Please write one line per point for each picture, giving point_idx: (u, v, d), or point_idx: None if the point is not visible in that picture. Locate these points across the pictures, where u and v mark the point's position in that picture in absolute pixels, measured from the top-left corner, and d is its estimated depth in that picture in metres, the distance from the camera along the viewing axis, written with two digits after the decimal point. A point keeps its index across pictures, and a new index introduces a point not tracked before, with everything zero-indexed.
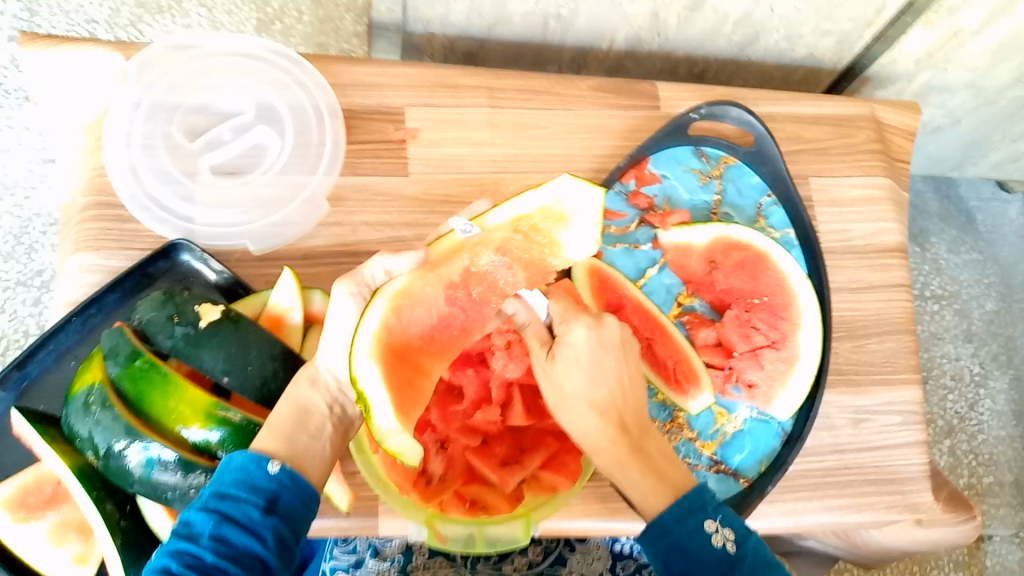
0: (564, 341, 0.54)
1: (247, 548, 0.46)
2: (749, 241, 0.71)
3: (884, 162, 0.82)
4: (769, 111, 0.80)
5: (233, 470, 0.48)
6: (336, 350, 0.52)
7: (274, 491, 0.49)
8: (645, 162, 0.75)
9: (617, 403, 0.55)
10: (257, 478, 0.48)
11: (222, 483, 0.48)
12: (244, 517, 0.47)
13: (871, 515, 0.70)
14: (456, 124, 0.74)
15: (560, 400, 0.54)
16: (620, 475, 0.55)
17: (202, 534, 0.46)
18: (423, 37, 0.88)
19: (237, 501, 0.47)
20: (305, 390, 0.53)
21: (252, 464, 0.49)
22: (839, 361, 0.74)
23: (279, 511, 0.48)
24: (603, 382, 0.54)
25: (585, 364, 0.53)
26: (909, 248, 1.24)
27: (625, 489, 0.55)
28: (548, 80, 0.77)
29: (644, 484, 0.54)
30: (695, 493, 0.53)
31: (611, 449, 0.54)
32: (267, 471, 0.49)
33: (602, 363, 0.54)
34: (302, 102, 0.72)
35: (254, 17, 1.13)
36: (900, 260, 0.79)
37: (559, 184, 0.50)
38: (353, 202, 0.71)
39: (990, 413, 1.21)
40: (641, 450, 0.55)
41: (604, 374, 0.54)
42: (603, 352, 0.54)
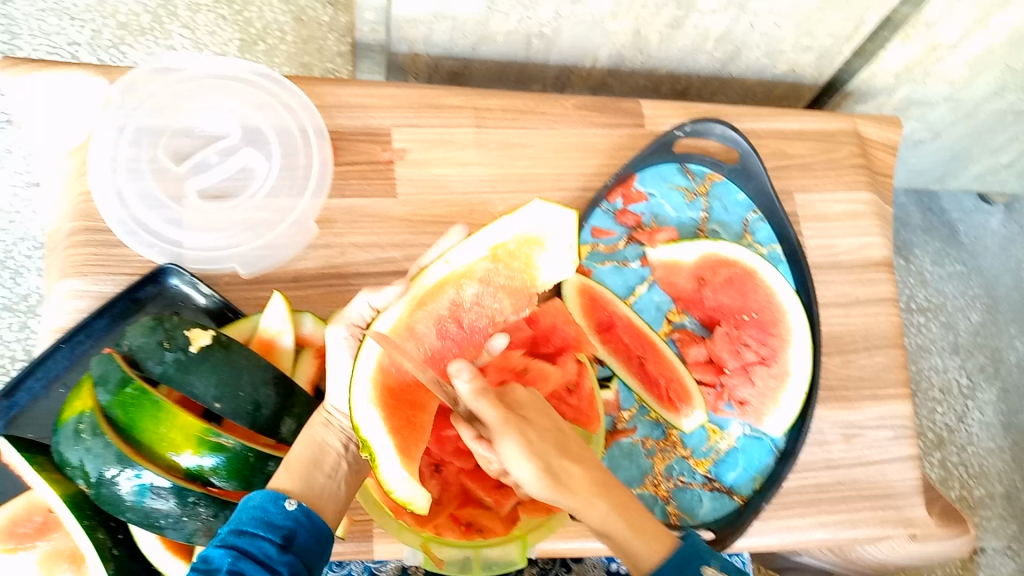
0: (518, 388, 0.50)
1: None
2: (737, 258, 0.71)
3: (868, 177, 0.83)
4: (753, 127, 0.81)
5: (250, 508, 0.48)
6: (340, 388, 0.53)
7: (292, 530, 0.49)
8: (631, 180, 0.75)
9: (591, 447, 0.52)
10: (275, 515, 0.49)
11: (240, 520, 0.48)
12: (261, 553, 0.47)
13: (865, 530, 0.71)
14: (443, 144, 0.75)
15: (550, 448, 0.48)
16: (620, 528, 0.51)
17: (219, 569, 0.46)
18: (408, 57, 0.88)
19: (255, 537, 0.47)
20: (320, 431, 0.53)
21: (271, 502, 0.49)
22: (829, 376, 0.75)
23: (295, 549, 0.48)
24: (568, 424, 0.51)
25: (544, 400, 0.50)
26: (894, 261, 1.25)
27: (630, 543, 0.51)
28: (534, 99, 0.78)
29: (642, 530, 0.52)
30: (688, 545, 0.54)
31: (605, 498, 0.50)
32: (286, 510, 0.49)
33: (561, 404, 0.51)
34: (289, 124, 0.72)
35: (237, 38, 1.13)
36: (886, 274, 0.80)
37: (533, 210, 0.51)
38: (341, 224, 0.71)
39: (978, 424, 1.22)
40: (629, 496, 0.52)
41: (565, 416, 0.51)
42: (557, 397, 0.51)
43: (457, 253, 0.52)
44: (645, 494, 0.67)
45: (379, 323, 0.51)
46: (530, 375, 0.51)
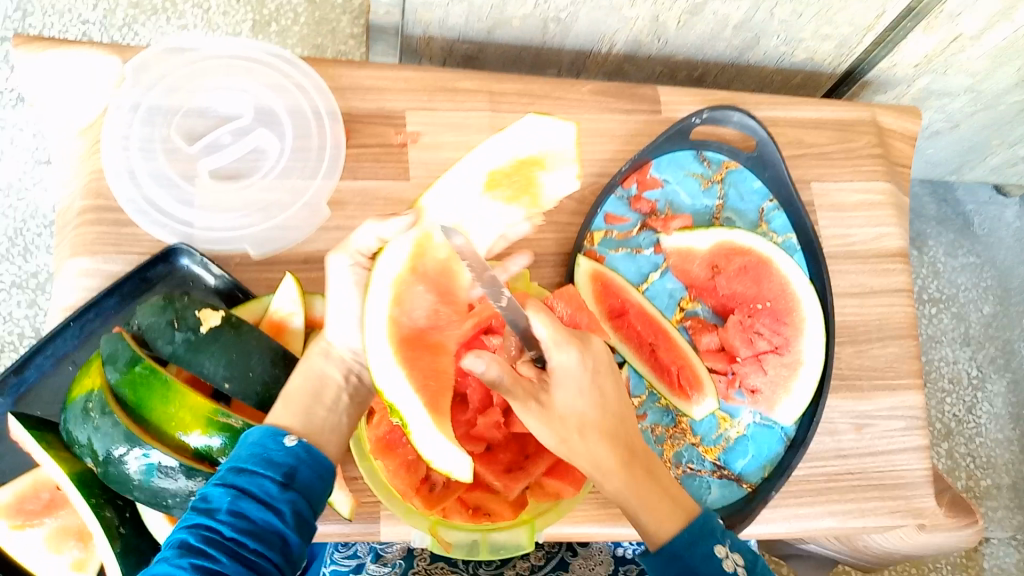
0: (557, 370, 0.49)
1: (266, 522, 0.46)
2: (752, 246, 0.70)
3: (885, 166, 0.82)
4: (770, 115, 0.80)
5: (250, 445, 0.48)
6: (342, 321, 0.54)
7: (293, 467, 0.48)
8: (647, 167, 0.75)
9: (618, 425, 0.53)
10: (274, 453, 0.48)
11: (239, 458, 0.48)
12: (262, 491, 0.46)
13: (874, 520, 0.70)
14: (456, 128, 0.74)
15: (568, 433, 0.50)
16: (636, 503, 0.53)
17: (219, 509, 0.45)
18: (422, 39, 0.87)
19: (255, 475, 0.47)
20: (319, 362, 0.54)
21: (270, 439, 0.48)
22: (841, 366, 0.74)
23: (298, 485, 0.48)
24: (602, 408, 0.51)
25: (574, 388, 0.50)
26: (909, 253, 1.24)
27: (641, 518, 0.53)
28: (549, 83, 0.77)
29: (657, 508, 0.53)
30: (703, 519, 0.54)
31: (623, 474, 0.52)
32: (285, 446, 0.49)
33: (599, 385, 0.51)
34: (302, 105, 0.71)
35: (250, 19, 1.13)
36: (902, 264, 0.79)
37: (525, 126, 0.56)
38: (354, 206, 0.70)
39: (988, 415, 1.22)
40: (649, 472, 0.54)
41: (602, 399, 0.51)
42: (600, 377, 0.51)
43: (449, 178, 0.55)
44: None
45: (392, 254, 0.51)
46: (565, 359, 0.49)
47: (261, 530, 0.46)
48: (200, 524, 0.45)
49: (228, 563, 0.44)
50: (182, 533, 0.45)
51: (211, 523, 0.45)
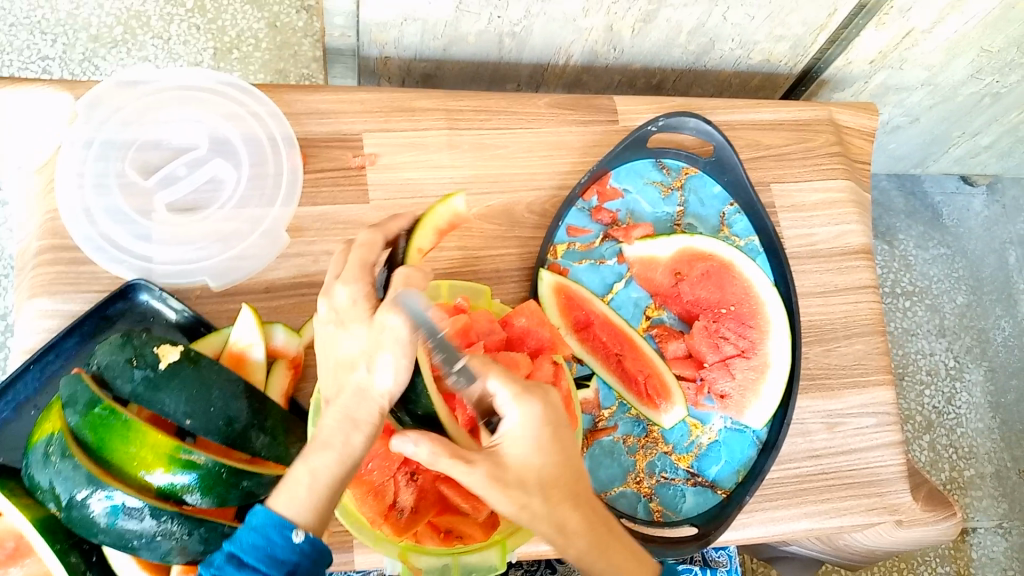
0: (512, 421, 0.48)
1: None
2: (713, 251, 0.71)
3: (845, 165, 0.82)
4: (727, 120, 0.80)
5: (252, 532, 0.46)
6: (385, 372, 0.47)
7: (297, 562, 0.46)
8: (607, 177, 0.75)
9: (573, 482, 0.51)
10: (278, 548, 0.46)
11: (242, 546, 0.46)
12: None
13: (850, 519, 0.70)
14: (414, 147, 0.74)
15: (522, 498, 0.48)
16: (606, 564, 0.53)
17: None
18: (379, 61, 0.87)
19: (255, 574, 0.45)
20: (349, 434, 0.47)
21: (275, 531, 0.46)
22: (810, 365, 0.74)
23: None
24: (561, 466, 0.50)
25: (529, 443, 0.48)
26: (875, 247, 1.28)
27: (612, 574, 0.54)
28: (506, 99, 0.77)
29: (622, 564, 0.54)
30: None
31: (588, 535, 0.52)
32: (290, 542, 0.46)
33: (558, 440, 0.50)
34: (257, 133, 0.71)
35: (211, 47, 1.16)
36: (865, 261, 0.79)
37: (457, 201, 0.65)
38: (313, 232, 0.70)
39: (967, 405, 1.24)
40: (610, 527, 0.53)
41: (562, 454, 0.50)
42: (558, 431, 0.50)
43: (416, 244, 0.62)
44: (628, 492, 0.67)
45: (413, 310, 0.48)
46: (524, 412, 0.48)
47: None
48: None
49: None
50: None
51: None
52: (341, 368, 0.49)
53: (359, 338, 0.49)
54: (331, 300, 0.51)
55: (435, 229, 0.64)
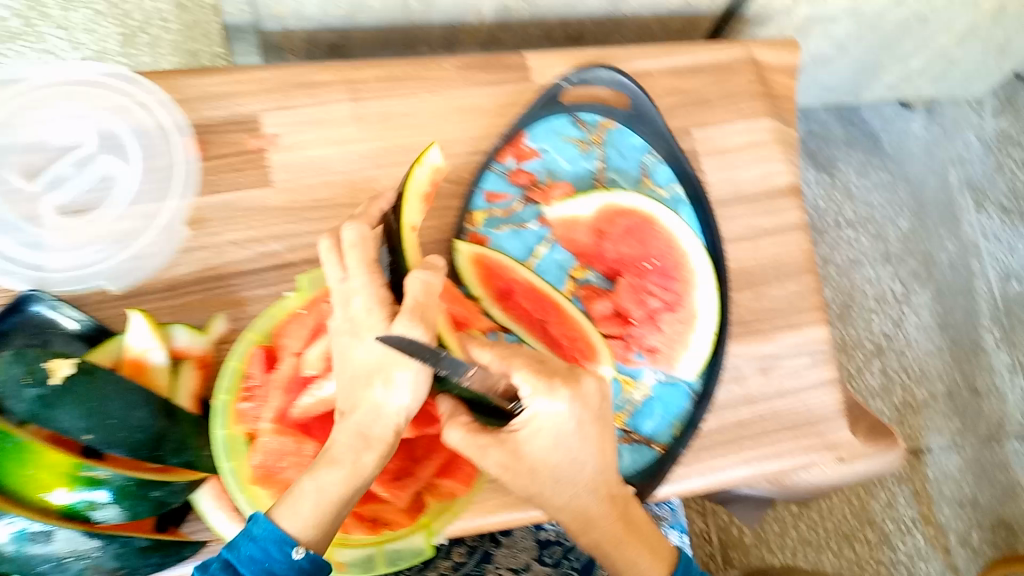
0: (540, 416, 0.51)
1: None
2: (634, 206, 0.70)
3: (767, 104, 0.80)
4: (645, 67, 0.77)
5: (254, 545, 0.49)
6: (400, 389, 0.50)
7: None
8: (522, 138, 0.73)
9: (593, 475, 0.55)
10: (276, 562, 0.49)
11: (240, 556, 0.49)
12: None
13: (791, 459, 0.70)
14: (318, 124, 0.71)
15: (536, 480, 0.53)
16: (612, 549, 0.58)
17: None
18: (282, 35, 0.83)
19: None
20: (364, 454, 0.51)
21: (275, 546, 0.49)
22: (741, 311, 0.73)
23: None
24: (580, 464, 0.54)
25: (552, 437, 0.51)
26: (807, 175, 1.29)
27: (613, 553, 0.59)
28: (411, 64, 0.74)
29: (640, 558, 0.59)
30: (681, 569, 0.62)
31: (607, 528, 0.57)
32: (290, 558, 0.49)
33: (584, 436, 0.53)
34: (147, 124, 0.69)
35: (117, 32, 1.11)
36: (792, 200, 0.78)
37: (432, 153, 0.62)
38: (216, 222, 0.68)
39: (916, 328, 1.25)
40: (631, 520, 0.58)
41: (593, 451, 0.54)
42: (587, 428, 0.53)
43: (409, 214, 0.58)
44: None
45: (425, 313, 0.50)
46: (552, 413, 0.50)
47: None
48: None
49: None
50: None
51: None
52: (355, 379, 0.51)
53: (377, 353, 0.50)
54: (346, 307, 0.52)
55: (420, 197, 0.60)
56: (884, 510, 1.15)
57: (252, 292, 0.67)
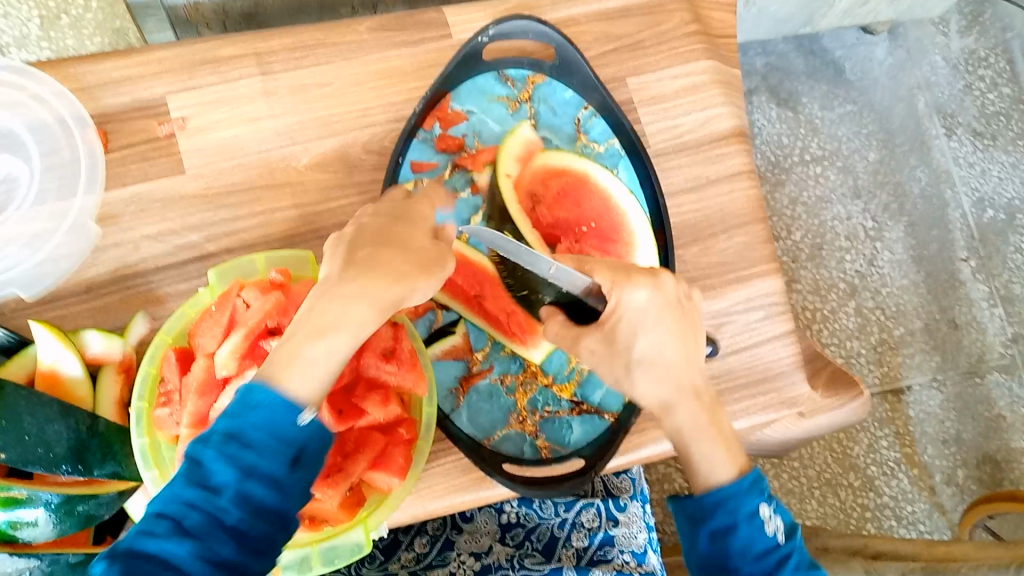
0: (626, 301, 0.52)
1: (268, 505, 0.42)
2: (568, 165, 0.68)
3: (706, 44, 0.76)
4: (570, 14, 0.73)
5: (258, 407, 0.42)
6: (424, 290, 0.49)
7: (303, 443, 0.43)
8: (446, 101, 0.68)
9: (682, 367, 0.52)
10: (287, 428, 0.43)
11: (245, 424, 0.42)
12: (270, 475, 0.42)
13: (748, 419, 0.68)
14: (227, 103, 0.67)
15: (623, 370, 0.52)
16: (692, 448, 0.50)
17: (222, 488, 0.41)
18: (189, 7, 0.78)
19: (262, 449, 0.42)
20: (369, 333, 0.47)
21: (280, 411, 0.43)
22: (687, 268, 0.70)
23: (307, 460, 0.44)
24: (661, 346, 0.51)
25: (643, 316, 0.52)
26: (767, 112, 1.25)
27: (692, 453, 0.50)
28: (322, 30, 0.69)
29: (723, 456, 0.50)
30: (753, 475, 0.50)
31: (686, 412, 0.51)
32: (298, 424, 0.43)
33: (669, 323, 0.52)
34: (45, 118, 0.64)
35: (36, 15, 1.06)
36: (738, 145, 0.74)
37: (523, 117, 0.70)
38: (129, 217, 0.64)
39: (889, 263, 1.22)
40: (716, 415, 0.51)
41: (681, 337, 0.52)
42: (666, 315, 0.52)
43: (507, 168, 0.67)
44: (511, 434, 0.63)
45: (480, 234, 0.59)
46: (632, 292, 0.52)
47: (265, 512, 0.42)
48: (200, 505, 0.41)
49: (230, 549, 0.41)
50: (165, 517, 0.40)
51: (214, 502, 0.41)
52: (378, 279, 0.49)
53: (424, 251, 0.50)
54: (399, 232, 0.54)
55: (515, 158, 0.68)
56: (867, 455, 1.13)
57: (172, 287, 0.63)
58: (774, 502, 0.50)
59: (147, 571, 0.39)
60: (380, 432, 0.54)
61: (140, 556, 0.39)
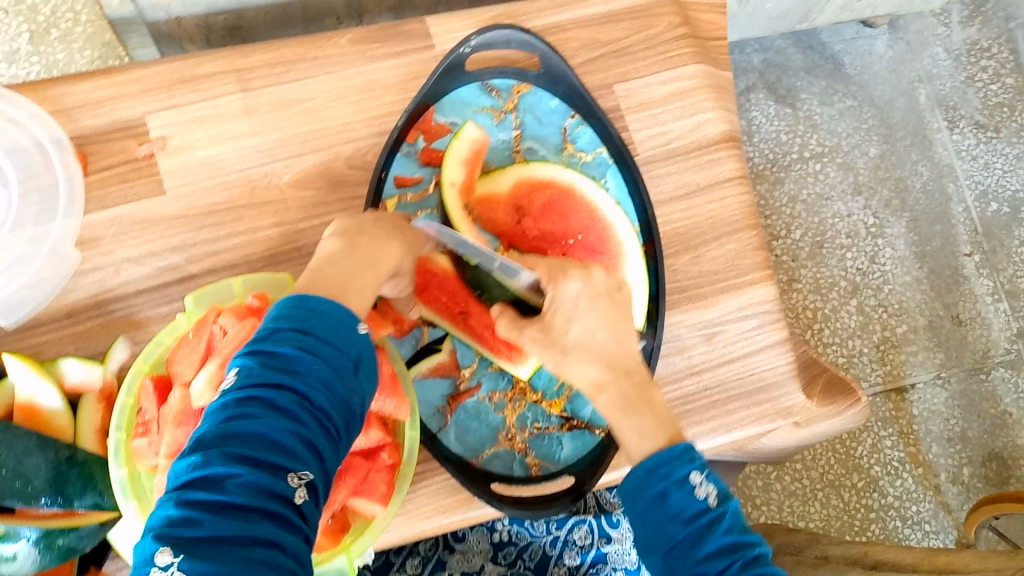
0: (561, 291, 0.55)
1: (342, 399, 0.43)
2: (553, 177, 0.65)
3: (694, 47, 0.74)
4: (558, 20, 0.72)
5: (329, 312, 0.44)
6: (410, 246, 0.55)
7: (360, 351, 0.45)
8: (429, 114, 0.67)
9: (614, 349, 0.55)
10: (353, 332, 0.44)
11: (316, 324, 0.43)
12: (343, 371, 0.43)
13: (742, 430, 0.67)
14: (207, 121, 0.66)
15: (557, 354, 0.55)
16: (623, 420, 0.53)
17: (305, 376, 0.41)
18: (171, 23, 0.78)
19: (334, 347, 0.43)
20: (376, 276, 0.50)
21: (347, 317, 0.45)
22: (678, 277, 0.69)
23: (364, 370, 0.45)
24: (593, 332, 0.55)
25: (575, 306, 0.55)
26: (766, 110, 1.23)
27: (621, 424, 0.53)
28: (302, 44, 0.68)
29: (652, 422, 0.52)
30: (680, 446, 0.50)
31: (614, 389, 0.54)
32: (359, 334, 0.45)
33: (601, 310, 0.56)
34: (22, 142, 0.63)
35: (26, 30, 1.05)
36: (729, 151, 0.73)
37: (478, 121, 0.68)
38: (109, 240, 0.63)
39: (892, 260, 1.20)
40: (645, 395, 0.53)
41: (612, 321, 0.56)
42: (598, 303, 0.56)
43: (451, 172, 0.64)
44: (500, 452, 0.62)
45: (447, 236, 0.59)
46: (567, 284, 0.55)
47: (339, 405, 0.42)
48: (286, 388, 0.40)
49: (314, 433, 0.41)
50: (254, 401, 0.39)
51: (296, 388, 0.41)
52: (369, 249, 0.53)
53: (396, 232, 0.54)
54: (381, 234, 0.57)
55: (462, 161, 0.65)
56: (870, 455, 1.12)
57: (154, 311, 0.63)
58: (708, 472, 0.49)
59: (246, 449, 0.38)
60: (362, 456, 0.53)
61: (236, 438, 0.39)
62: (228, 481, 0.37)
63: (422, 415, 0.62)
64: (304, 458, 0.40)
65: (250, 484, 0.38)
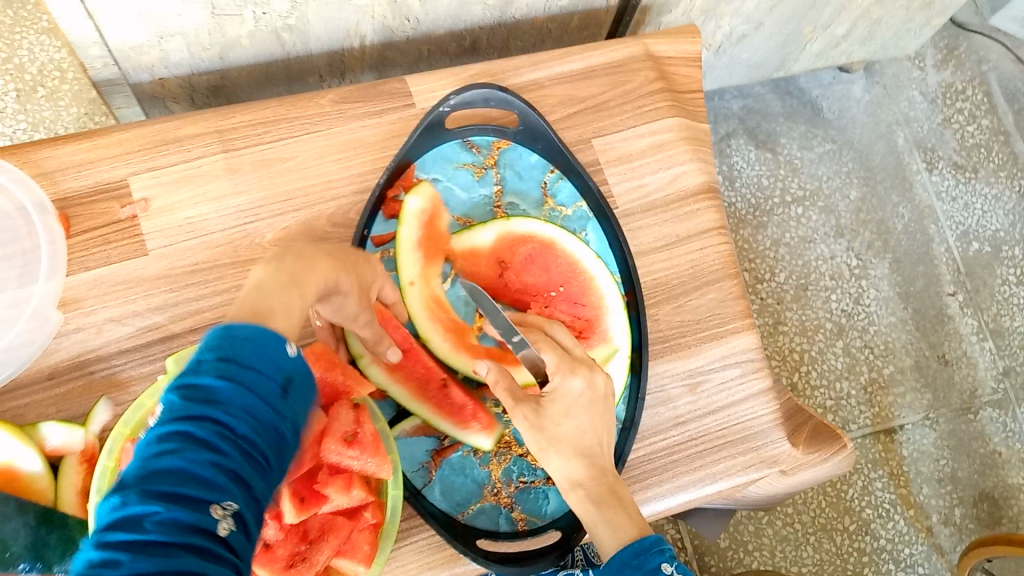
0: (563, 387, 0.54)
1: (271, 424, 0.38)
2: (534, 231, 0.66)
3: (671, 101, 0.76)
4: (535, 77, 0.73)
5: (252, 334, 0.39)
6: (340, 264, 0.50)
7: (289, 374, 0.40)
8: (411, 170, 0.67)
9: (598, 449, 0.55)
10: (282, 350, 0.40)
11: (240, 345, 0.39)
12: (270, 392, 0.39)
13: (728, 481, 0.66)
14: (191, 181, 0.66)
15: (542, 441, 0.54)
16: (596, 517, 0.54)
17: (227, 402, 0.37)
18: (155, 84, 0.78)
19: (261, 370, 0.38)
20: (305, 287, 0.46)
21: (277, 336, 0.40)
22: (660, 327, 0.69)
23: (296, 390, 0.41)
24: (584, 432, 0.54)
25: (573, 405, 0.54)
26: (747, 156, 1.25)
27: (599, 522, 0.53)
28: (284, 104, 0.69)
29: (619, 525, 0.53)
30: (652, 538, 0.52)
31: (588, 488, 0.54)
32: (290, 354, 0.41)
33: (594, 415, 0.55)
34: (7, 206, 0.63)
35: (13, 88, 1.06)
36: (706, 201, 0.74)
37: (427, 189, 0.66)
38: (92, 301, 0.63)
39: (876, 302, 1.21)
40: (616, 494, 0.54)
41: (602, 425, 0.55)
42: (595, 406, 0.55)
43: (409, 270, 0.63)
44: (486, 507, 0.62)
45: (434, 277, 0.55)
46: (567, 384, 0.54)
47: (268, 429, 0.38)
48: (209, 418, 0.36)
49: (239, 464, 0.36)
50: (173, 435, 0.35)
51: (219, 418, 0.36)
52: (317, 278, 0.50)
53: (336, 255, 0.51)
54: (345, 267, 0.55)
55: (415, 247, 0.64)
56: (862, 498, 1.11)
57: (136, 371, 0.62)
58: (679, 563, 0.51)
59: (164, 485, 0.34)
60: (344, 516, 0.53)
61: (154, 476, 0.34)
62: (145, 521, 0.33)
63: (406, 472, 0.61)
64: (228, 491, 0.36)
65: (170, 522, 0.34)
